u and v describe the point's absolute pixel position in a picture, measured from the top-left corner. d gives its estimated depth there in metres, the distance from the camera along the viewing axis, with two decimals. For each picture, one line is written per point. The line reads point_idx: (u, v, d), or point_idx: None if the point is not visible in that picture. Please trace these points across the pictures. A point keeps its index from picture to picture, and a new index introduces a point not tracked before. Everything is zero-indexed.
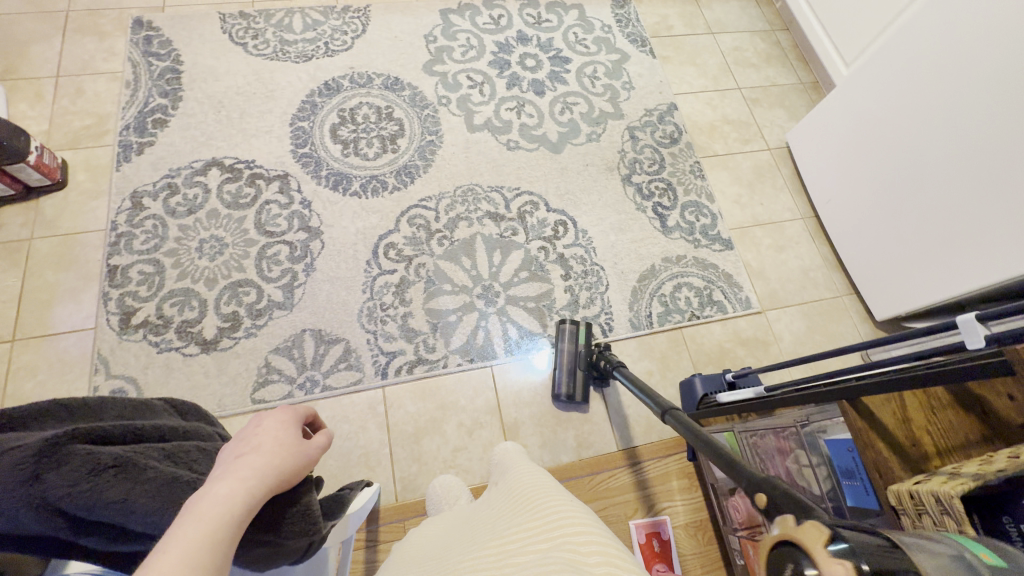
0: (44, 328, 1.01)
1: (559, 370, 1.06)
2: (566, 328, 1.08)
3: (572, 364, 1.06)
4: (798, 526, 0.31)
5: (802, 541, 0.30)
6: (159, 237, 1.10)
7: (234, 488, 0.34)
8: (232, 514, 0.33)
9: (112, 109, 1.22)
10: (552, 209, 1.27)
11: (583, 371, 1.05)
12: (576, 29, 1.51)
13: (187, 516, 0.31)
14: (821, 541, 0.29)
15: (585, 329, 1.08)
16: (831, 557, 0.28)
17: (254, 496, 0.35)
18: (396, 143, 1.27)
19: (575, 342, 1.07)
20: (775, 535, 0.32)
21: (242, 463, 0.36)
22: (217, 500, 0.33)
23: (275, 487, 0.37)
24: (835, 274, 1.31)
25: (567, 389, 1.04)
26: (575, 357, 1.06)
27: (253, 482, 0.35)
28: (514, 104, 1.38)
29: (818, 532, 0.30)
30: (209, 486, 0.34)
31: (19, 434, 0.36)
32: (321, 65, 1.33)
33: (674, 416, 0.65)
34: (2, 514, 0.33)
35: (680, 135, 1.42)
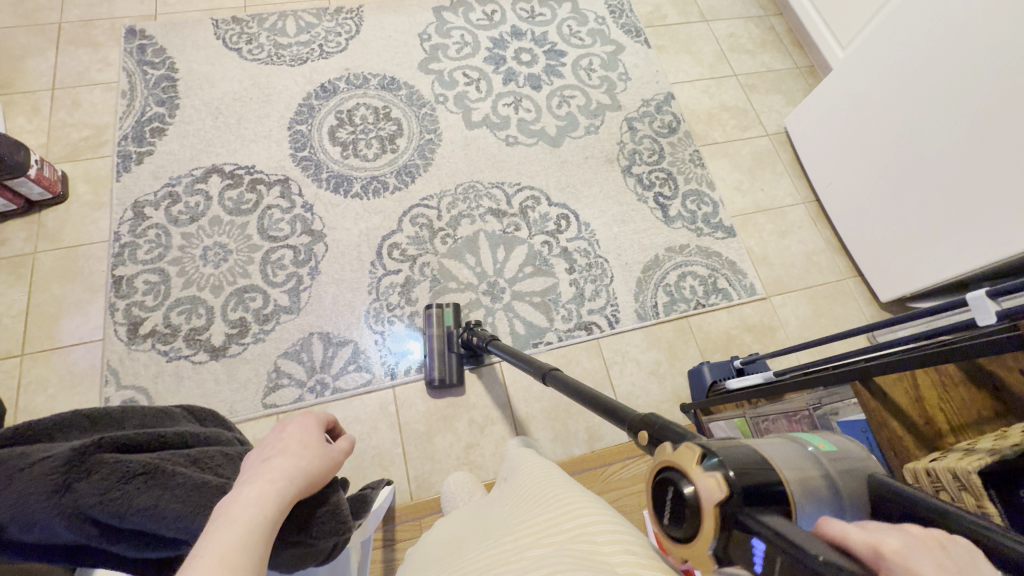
0: (52, 341, 1.01)
1: (428, 357, 1.03)
2: (433, 313, 1.04)
3: (442, 348, 1.03)
4: (674, 450, 0.31)
5: (678, 463, 0.31)
6: (163, 246, 1.10)
7: (264, 489, 0.34)
8: (265, 515, 0.33)
9: (110, 120, 1.21)
10: (553, 203, 1.27)
11: (456, 353, 1.03)
12: (569, 22, 1.51)
13: (221, 517, 0.31)
14: (693, 459, 0.30)
15: (454, 310, 1.05)
16: (703, 472, 0.29)
17: (285, 497, 0.35)
18: (395, 143, 1.27)
19: (444, 324, 1.04)
20: (655, 463, 0.33)
21: (269, 466, 0.37)
22: (249, 502, 0.33)
23: (304, 488, 0.37)
24: (839, 257, 1.32)
25: (439, 373, 1.01)
26: (446, 340, 1.03)
27: (281, 483, 0.35)
28: (511, 99, 1.37)
29: (689, 450, 0.30)
30: (240, 489, 0.34)
31: (44, 446, 0.36)
32: (317, 67, 1.33)
33: (554, 376, 0.64)
34: (34, 525, 0.33)
35: (678, 124, 1.42)
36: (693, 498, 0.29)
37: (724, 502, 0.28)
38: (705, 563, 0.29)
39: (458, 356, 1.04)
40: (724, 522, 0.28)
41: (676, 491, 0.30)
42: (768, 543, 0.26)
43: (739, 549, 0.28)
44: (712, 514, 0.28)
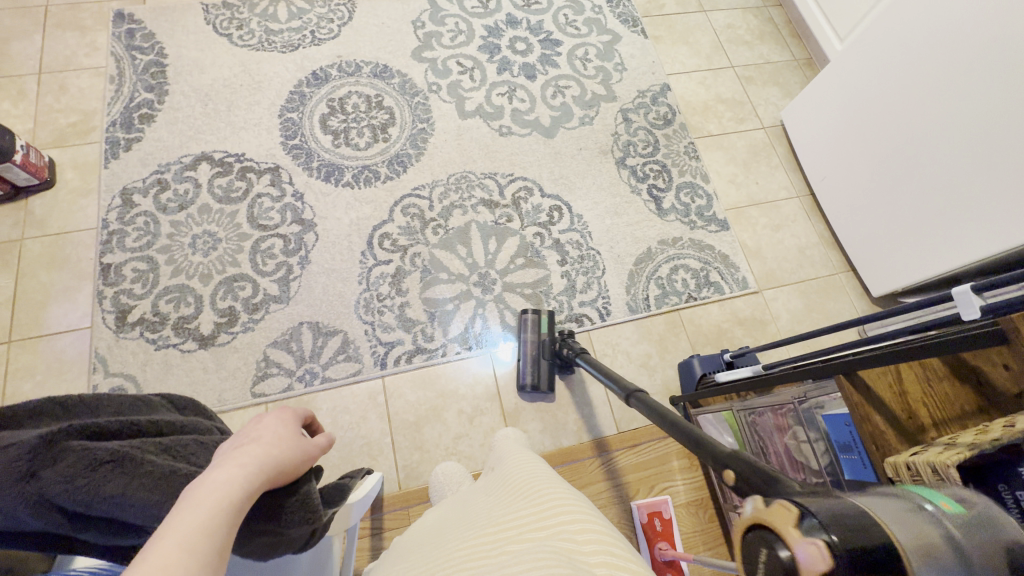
0: (39, 328, 1.00)
1: (523, 361, 1.04)
2: (529, 318, 1.05)
3: (537, 355, 1.04)
4: (765, 508, 0.30)
5: (772, 523, 0.28)
6: (152, 234, 1.09)
7: (233, 474, 0.34)
8: (230, 499, 0.33)
9: (97, 106, 1.20)
10: (546, 194, 1.26)
11: (549, 360, 1.04)
12: (566, 10, 1.49)
13: (187, 501, 0.31)
14: (791, 522, 0.28)
15: (549, 318, 1.05)
16: (805, 537, 0.27)
17: (253, 483, 0.35)
18: (387, 132, 1.26)
19: (539, 331, 1.04)
20: (742, 523, 0.30)
21: (241, 452, 0.37)
22: (214, 487, 0.33)
23: (276, 475, 0.37)
24: (832, 251, 1.32)
25: (532, 379, 1.02)
26: (540, 346, 1.04)
27: (251, 469, 0.35)
28: (505, 89, 1.36)
29: (788, 512, 0.29)
30: (207, 473, 0.34)
31: (13, 432, 0.36)
32: (308, 54, 1.31)
33: (637, 399, 0.67)
34: (1, 511, 0.33)
35: (673, 116, 1.41)
36: (789, 564, 0.27)
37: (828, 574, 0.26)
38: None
39: (551, 363, 1.05)
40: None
41: (769, 554, 0.28)
42: None
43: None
44: None
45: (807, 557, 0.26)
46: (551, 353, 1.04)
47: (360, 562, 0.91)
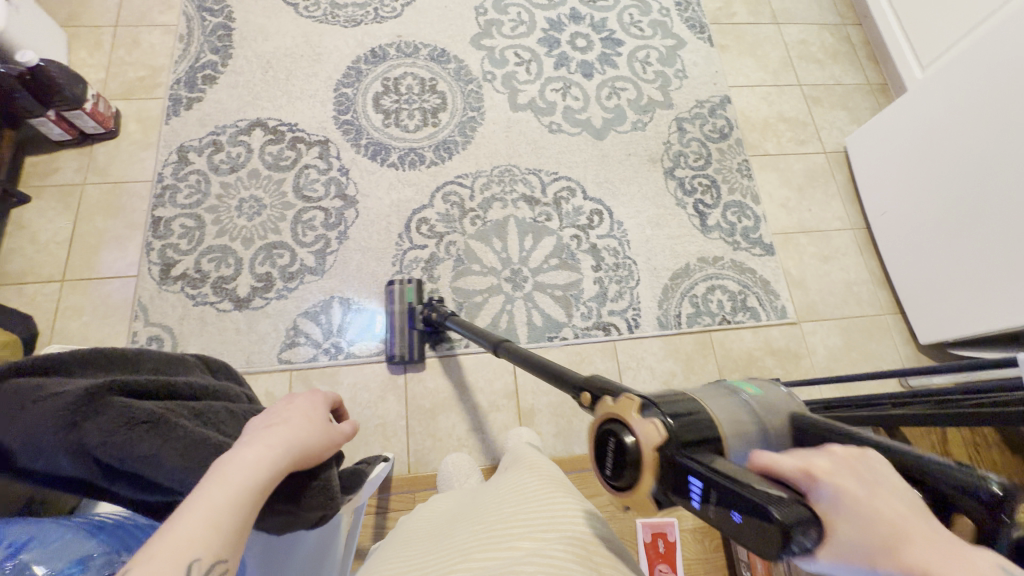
0: (91, 271, 1.05)
1: (390, 333, 1.04)
2: (395, 289, 1.04)
3: (403, 325, 1.03)
4: (619, 406, 0.41)
5: (623, 416, 0.40)
6: (202, 193, 1.12)
7: (261, 455, 0.34)
8: (256, 480, 0.33)
9: (165, 63, 1.24)
10: (588, 197, 1.24)
11: (419, 329, 1.03)
12: (632, 10, 1.45)
13: (215, 475, 0.32)
14: (636, 411, 0.39)
15: (417, 287, 1.04)
16: (643, 422, 0.38)
17: (278, 466, 0.35)
18: (437, 117, 1.26)
19: (406, 302, 1.04)
20: (603, 419, 0.42)
21: (270, 433, 0.37)
22: (242, 465, 0.33)
23: (301, 458, 0.37)
24: (881, 290, 1.25)
25: (398, 349, 1.02)
26: (407, 317, 1.03)
27: (278, 451, 0.36)
28: (560, 85, 1.34)
29: (632, 405, 0.40)
30: (237, 450, 0.34)
31: (61, 379, 0.38)
32: (369, 31, 1.32)
33: (507, 348, 0.73)
34: (46, 455, 0.34)
35: (730, 130, 1.36)
36: (635, 445, 0.38)
37: (662, 446, 0.37)
38: (646, 499, 0.38)
39: (420, 333, 1.04)
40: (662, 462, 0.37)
41: (621, 437, 0.39)
42: (701, 477, 0.34)
43: (677, 484, 0.36)
44: (652, 456, 0.37)
45: (644, 435, 0.37)
46: (418, 323, 1.03)
47: (363, 538, 0.92)
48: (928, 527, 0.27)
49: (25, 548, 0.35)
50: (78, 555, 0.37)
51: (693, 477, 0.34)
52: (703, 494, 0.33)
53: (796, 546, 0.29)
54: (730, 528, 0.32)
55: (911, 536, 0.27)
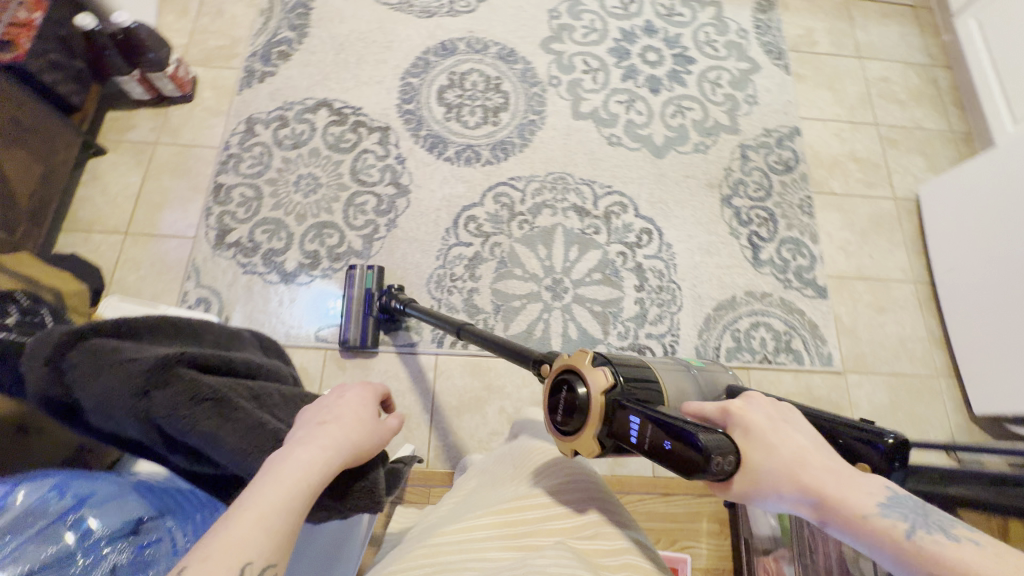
0: (152, 228, 1.09)
1: (345, 318, 1.02)
2: (355, 272, 1.01)
3: (360, 310, 1.01)
4: (576, 361, 0.52)
5: (578, 367, 0.52)
6: (264, 165, 1.16)
7: (315, 455, 0.35)
8: (310, 481, 0.34)
9: (244, 35, 1.27)
10: (640, 215, 1.21)
11: (375, 315, 1.02)
12: (708, 28, 1.41)
13: (272, 473, 0.33)
14: (589, 364, 0.51)
15: (377, 273, 1.02)
16: (597, 373, 0.50)
17: (331, 466, 0.36)
18: (498, 116, 1.25)
19: (365, 286, 1.02)
20: (562, 370, 0.53)
21: (323, 431, 0.38)
22: (298, 465, 0.34)
23: (353, 457, 0.38)
24: (937, 351, 1.18)
25: (353, 335, 1.01)
26: (364, 302, 1.01)
27: (330, 452, 0.36)
28: (625, 98, 1.31)
29: (586, 359, 0.52)
30: (292, 448, 0.35)
31: (135, 344, 0.39)
32: (442, 24, 1.33)
33: (466, 330, 0.75)
34: (114, 418, 0.36)
35: (796, 163, 1.31)
36: (589, 392, 0.49)
37: (608, 392, 0.49)
38: (590, 440, 0.49)
39: (377, 319, 1.03)
40: (609, 405, 0.49)
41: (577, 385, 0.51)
42: (640, 414, 0.46)
43: (618, 422, 0.48)
44: (601, 399, 0.49)
45: (596, 382, 0.49)
46: (375, 308, 1.01)
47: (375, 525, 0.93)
48: (824, 457, 0.41)
49: (83, 507, 0.40)
50: (130, 516, 0.41)
51: (634, 415, 0.46)
52: (640, 427, 0.45)
53: (716, 465, 0.40)
54: (656, 452, 0.44)
55: (811, 464, 0.40)
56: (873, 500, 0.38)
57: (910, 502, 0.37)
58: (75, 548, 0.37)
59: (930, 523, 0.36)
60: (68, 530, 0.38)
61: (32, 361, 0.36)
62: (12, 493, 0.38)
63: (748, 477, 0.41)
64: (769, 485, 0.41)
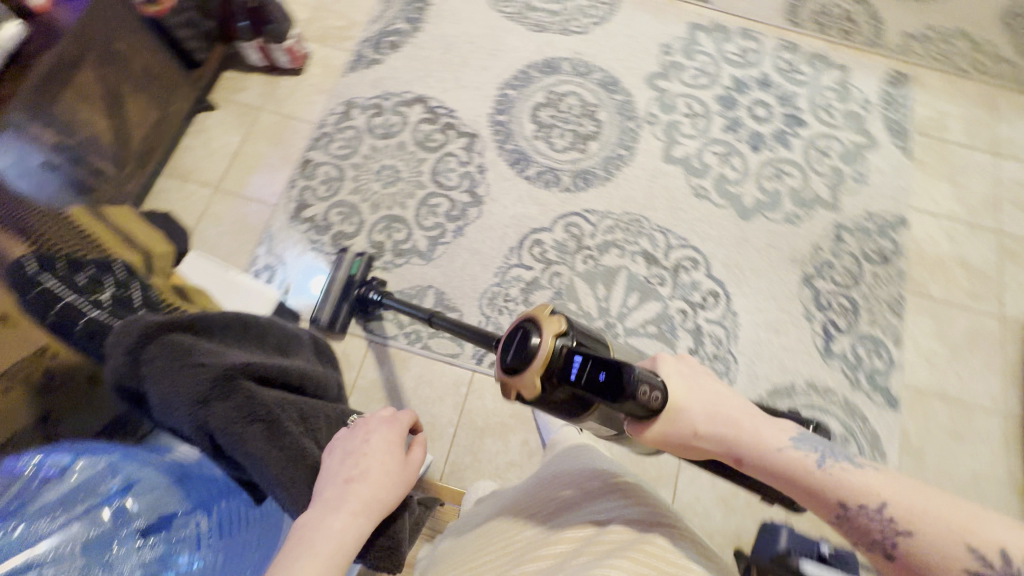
0: (240, 188, 1.15)
1: (322, 299, 0.93)
2: (345, 256, 0.97)
3: (341, 293, 0.94)
4: (534, 310, 0.52)
5: (535, 313, 0.52)
6: (352, 148, 1.19)
7: (345, 524, 0.37)
8: (343, 549, 0.36)
9: (362, 19, 1.31)
10: (710, 275, 1.15)
11: (352, 303, 0.96)
12: (828, 92, 1.32)
13: (308, 550, 0.35)
14: (545, 311, 0.51)
15: (364, 262, 0.99)
16: (551, 319, 0.50)
17: (362, 530, 0.38)
18: (587, 144, 1.23)
19: (349, 272, 0.97)
20: (518, 318, 0.53)
21: (351, 491, 0.39)
22: (330, 534, 0.36)
23: (383, 512, 0.40)
24: (1014, 498, 1.05)
25: (327, 317, 0.90)
26: (345, 286, 0.95)
27: (360, 516, 0.38)
28: (722, 150, 1.25)
29: (544, 308, 0.52)
30: (323, 518, 0.37)
31: (207, 344, 0.42)
32: (551, 40, 1.31)
33: (436, 316, 0.77)
34: (175, 417, 0.39)
35: (894, 256, 1.20)
36: (542, 335, 0.49)
37: (560, 337, 0.49)
38: (536, 380, 0.48)
39: (351, 307, 0.96)
40: (557, 349, 0.48)
41: (532, 329, 0.51)
42: (586, 355, 0.46)
43: (563, 365, 0.47)
44: (551, 341, 0.49)
45: (550, 326, 0.49)
46: (354, 296, 0.96)
47: None
48: (743, 406, 0.49)
49: (126, 493, 0.48)
50: (166, 509, 0.48)
51: (577, 354, 0.47)
52: (580, 364, 0.46)
53: (643, 395, 0.44)
54: (598, 389, 0.44)
55: (728, 411, 0.48)
56: (780, 438, 0.46)
57: (812, 438, 0.46)
58: (106, 535, 0.45)
59: (832, 452, 0.45)
60: (106, 510, 0.46)
61: (117, 349, 0.39)
62: (71, 464, 0.48)
63: (669, 418, 0.47)
64: (687, 425, 0.48)
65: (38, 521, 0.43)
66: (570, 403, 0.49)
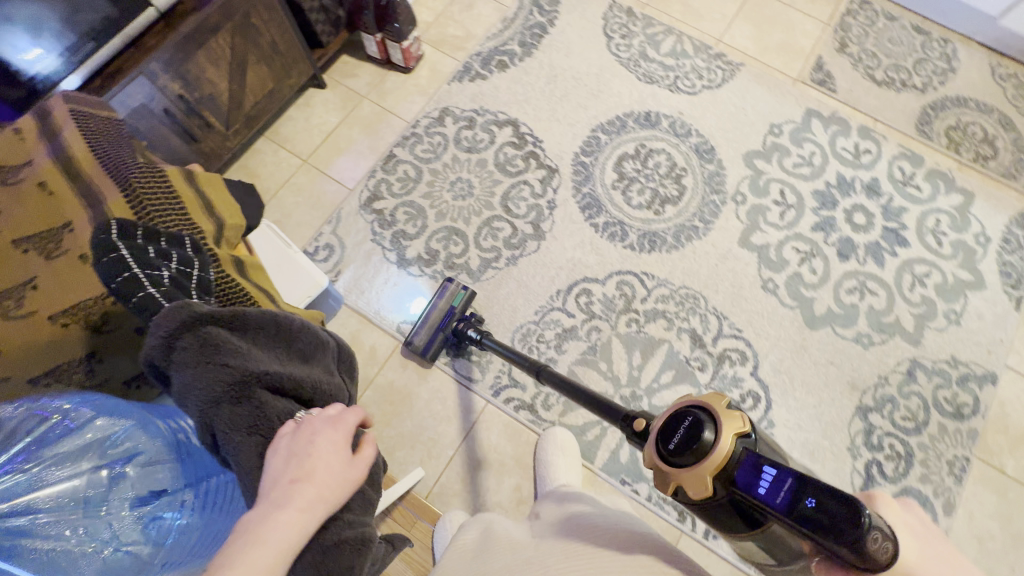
0: (325, 166, 1.22)
1: (421, 323, 1.02)
2: (449, 286, 1.03)
3: (436, 322, 1.02)
4: (700, 396, 0.46)
5: (706, 402, 0.45)
6: (435, 154, 1.22)
7: (290, 522, 0.38)
8: (288, 546, 0.37)
9: (480, 33, 1.35)
10: (756, 376, 1.08)
11: (445, 334, 1.02)
12: (942, 216, 1.20)
13: (252, 546, 0.36)
14: (720, 400, 0.45)
15: (467, 296, 1.03)
16: (727, 412, 0.44)
17: (307, 530, 0.38)
18: (663, 207, 1.19)
19: (449, 303, 1.03)
20: (678, 402, 0.47)
21: (296, 490, 0.39)
22: (275, 531, 0.37)
23: (329, 509, 0.40)
24: None
25: (421, 343, 1.01)
26: (443, 317, 1.02)
27: (306, 517, 0.39)
28: (805, 248, 1.17)
29: (717, 397, 0.45)
30: (267, 517, 0.37)
31: (235, 342, 0.44)
32: (657, 94, 1.29)
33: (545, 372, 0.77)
34: (187, 407, 0.42)
35: (971, 413, 1.07)
36: (717, 430, 0.43)
37: (738, 437, 0.43)
38: (707, 483, 0.41)
39: (444, 338, 1.03)
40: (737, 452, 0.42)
41: (703, 421, 0.43)
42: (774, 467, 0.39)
43: (746, 473, 0.40)
44: (729, 441, 0.42)
45: (727, 421, 0.43)
46: (449, 328, 1.02)
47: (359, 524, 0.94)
48: None
49: (129, 461, 0.45)
50: (154, 487, 0.45)
51: (768, 465, 0.40)
52: (774, 477, 0.39)
53: (870, 544, 0.34)
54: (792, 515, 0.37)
55: None
56: None
57: None
58: (98, 497, 0.43)
59: None
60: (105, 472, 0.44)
61: (157, 330, 0.42)
62: (92, 420, 0.46)
63: None
64: None
65: (47, 468, 0.41)
66: (738, 515, 0.42)
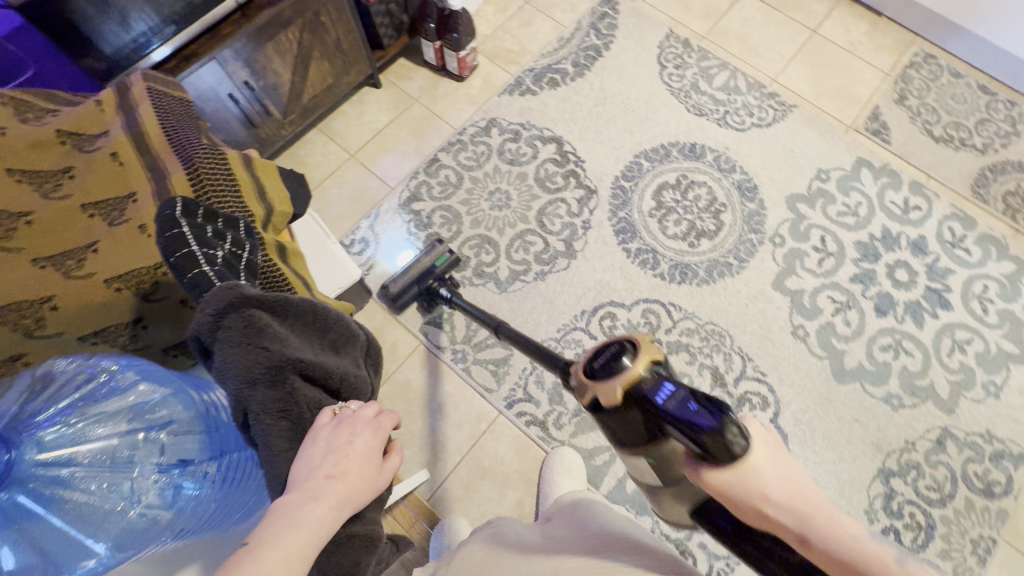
0: (370, 163, 1.25)
1: (401, 272, 1.03)
2: (436, 247, 1.04)
3: (414, 275, 1.02)
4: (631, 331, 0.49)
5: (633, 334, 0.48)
6: (477, 163, 1.24)
7: (321, 514, 0.40)
8: (315, 538, 0.39)
9: (535, 50, 1.37)
10: (776, 423, 1.06)
11: (419, 288, 1.02)
12: (991, 283, 1.15)
13: (287, 531, 0.38)
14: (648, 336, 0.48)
15: (451, 260, 1.04)
16: (650, 344, 0.47)
17: (333, 526, 0.40)
18: (698, 239, 1.18)
19: (432, 262, 1.03)
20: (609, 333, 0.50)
21: (329, 485, 0.42)
22: (306, 520, 0.39)
23: (353, 510, 0.42)
24: None
25: (394, 288, 1.00)
26: (422, 273, 1.02)
27: (334, 513, 0.41)
28: (841, 299, 1.14)
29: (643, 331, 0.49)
30: (302, 506, 0.39)
31: (275, 326, 0.46)
32: (704, 127, 1.28)
33: (505, 330, 0.72)
34: (224, 385, 0.44)
35: (1001, 492, 1.02)
36: (637, 354, 0.46)
37: (653, 362, 0.46)
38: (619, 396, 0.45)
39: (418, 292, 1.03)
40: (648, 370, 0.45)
41: (626, 347, 0.47)
42: (677, 385, 0.44)
43: (652, 388, 0.44)
44: (644, 363, 0.46)
45: (646, 348, 0.46)
46: (425, 284, 1.02)
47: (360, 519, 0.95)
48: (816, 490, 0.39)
49: (164, 428, 0.47)
50: (184, 457, 0.48)
51: (667, 381, 0.44)
52: (672, 391, 0.43)
53: (730, 441, 0.39)
54: (682, 421, 0.42)
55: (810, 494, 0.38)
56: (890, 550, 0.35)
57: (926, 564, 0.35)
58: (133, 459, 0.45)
59: None
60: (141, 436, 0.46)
61: (206, 306, 0.44)
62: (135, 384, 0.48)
63: (738, 473, 0.39)
64: (753, 488, 0.39)
65: (90, 425, 0.43)
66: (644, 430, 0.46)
